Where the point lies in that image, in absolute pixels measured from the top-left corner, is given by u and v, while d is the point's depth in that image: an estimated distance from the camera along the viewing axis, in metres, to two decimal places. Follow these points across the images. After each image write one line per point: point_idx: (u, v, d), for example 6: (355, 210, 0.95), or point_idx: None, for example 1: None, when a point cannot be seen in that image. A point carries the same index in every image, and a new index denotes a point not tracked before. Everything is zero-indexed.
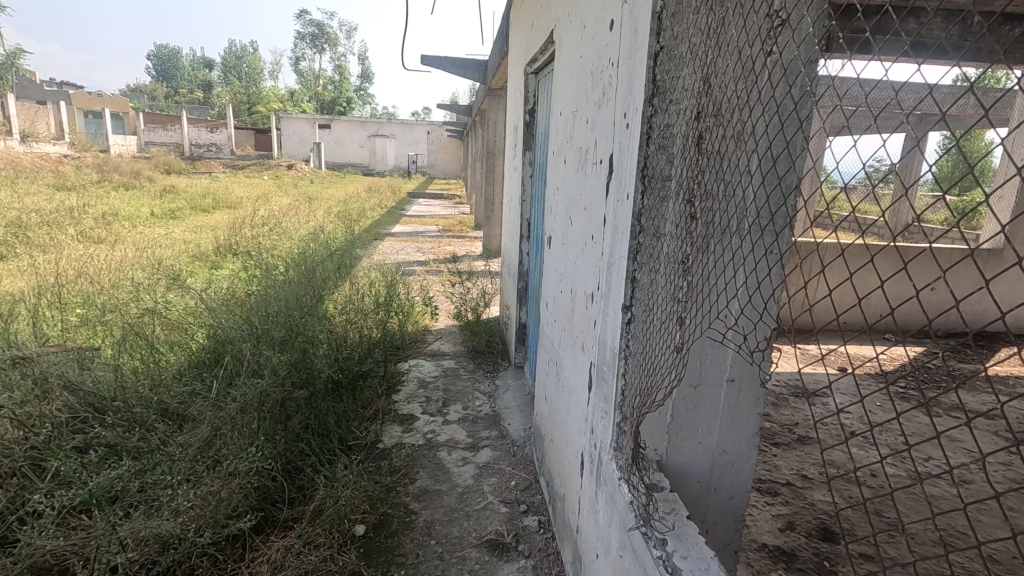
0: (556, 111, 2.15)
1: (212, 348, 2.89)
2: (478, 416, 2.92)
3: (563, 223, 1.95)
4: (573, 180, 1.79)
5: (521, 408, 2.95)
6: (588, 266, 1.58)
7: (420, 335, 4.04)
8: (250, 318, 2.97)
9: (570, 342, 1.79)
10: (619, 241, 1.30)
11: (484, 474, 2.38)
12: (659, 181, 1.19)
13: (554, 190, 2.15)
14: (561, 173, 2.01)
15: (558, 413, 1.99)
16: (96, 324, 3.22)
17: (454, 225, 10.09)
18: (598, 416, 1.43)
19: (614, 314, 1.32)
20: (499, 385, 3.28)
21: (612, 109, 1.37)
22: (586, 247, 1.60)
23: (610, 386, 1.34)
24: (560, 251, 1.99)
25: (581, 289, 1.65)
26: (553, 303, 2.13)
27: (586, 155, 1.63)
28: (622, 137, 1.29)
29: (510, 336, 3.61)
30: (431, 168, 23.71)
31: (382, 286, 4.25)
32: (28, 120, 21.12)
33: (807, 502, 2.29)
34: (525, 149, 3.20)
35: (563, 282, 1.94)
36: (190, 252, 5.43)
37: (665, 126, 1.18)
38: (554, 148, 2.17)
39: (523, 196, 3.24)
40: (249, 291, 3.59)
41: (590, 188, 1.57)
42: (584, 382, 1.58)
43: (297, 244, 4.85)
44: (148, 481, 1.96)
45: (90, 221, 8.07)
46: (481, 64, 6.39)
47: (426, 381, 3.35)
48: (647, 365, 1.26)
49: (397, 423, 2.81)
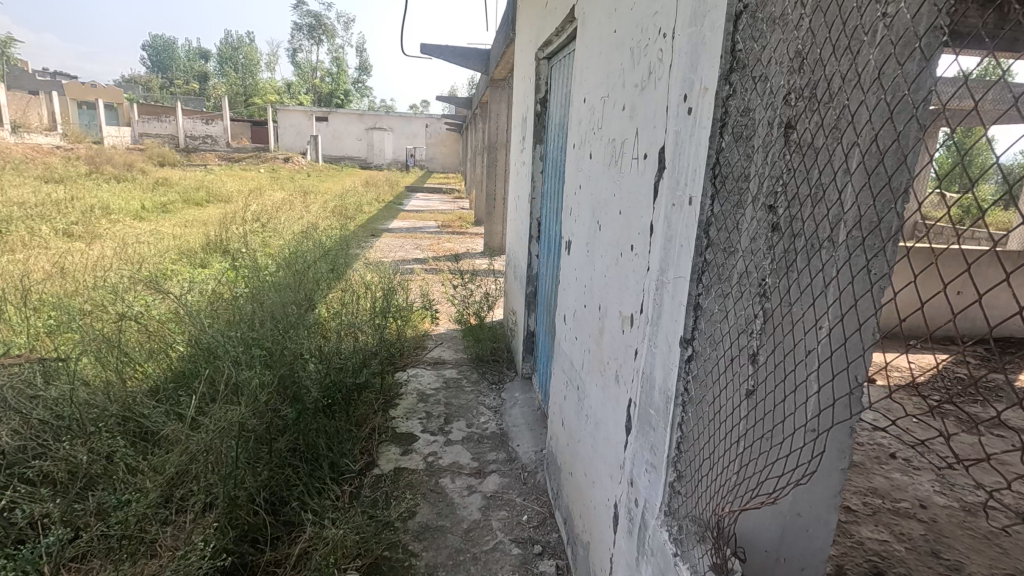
0: (577, 99, 1.89)
1: (189, 358, 2.61)
2: (484, 434, 2.67)
3: (587, 226, 1.69)
4: (602, 176, 1.54)
5: (530, 426, 2.70)
6: (625, 281, 1.32)
7: (420, 341, 3.79)
8: (235, 326, 2.72)
9: (597, 367, 1.53)
10: (675, 252, 1.03)
11: (492, 507, 2.13)
12: (733, 182, 0.93)
13: (573, 187, 1.90)
14: (585, 168, 1.75)
15: (579, 444, 1.74)
16: (66, 330, 2.95)
17: (454, 220, 9.83)
18: (640, 466, 1.17)
19: (667, 347, 1.06)
20: (506, 399, 3.03)
21: (664, 90, 1.10)
22: (622, 257, 1.34)
23: (660, 436, 1.08)
24: (582, 258, 1.74)
25: (614, 307, 1.39)
26: (573, 317, 1.87)
27: (622, 148, 1.37)
28: (680, 123, 1.02)
29: (517, 344, 3.35)
30: (429, 162, 23.39)
31: (379, 288, 3.99)
32: (18, 111, 20.67)
33: (854, 539, 2.02)
34: (537, 142, 2.94)
35: (586, 294, 1.69)
36: (177, 250, 5.16)
37: (745, 109, 0.90)
38: (573, 142, 1.92)
39: (533, 193, 2.98)
40: (235, 293, 3.33)
41: (628, 185, 1.31)
42: (620, 420, 1.32)
43: (288, 241, 4.58)
44: (111, 522, 1.72)
45: (77, 215, 7.78)
46: (482, 54, 6.14)
47: (426, 393, 3.10)
48: (710, 412, 1.00)
49: (395, 444, 2.55)
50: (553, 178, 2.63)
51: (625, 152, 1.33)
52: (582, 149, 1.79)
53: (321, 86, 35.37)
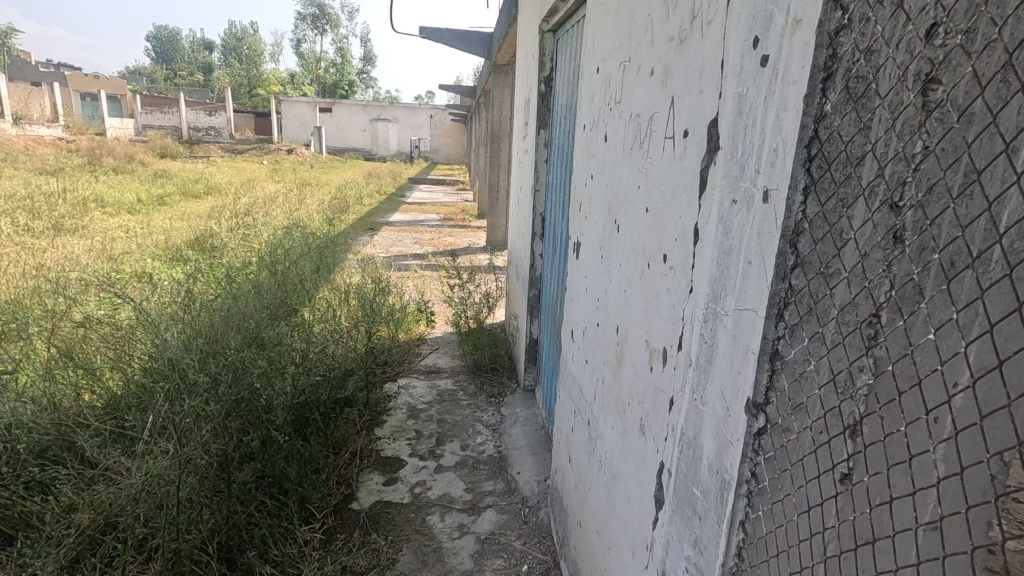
0: (587, 70, 1.57)
1: (147, 370, 2.31)
2: (479, 459, 2.36)
3: (601, 225, 1.36)
4: (621, 162, 1.21)
5: (532, 449, 2.39)
6: (655, 301, 0.99)
7: (413, 347, 3.48)
8: (203, 335, 2.44)
9: (616, 405, 1.21)
10: (735, 269, 0.70)
11: (487, 553, 1.82)
12: (838, 169, 0.56)
13: (583, 177, 1.58)
14: (598, 155, 1.43)
15: (590, 492, 1.43)
16: (21, 338, 2.67)
17: (456, 213, 9.53)
18: (677, 561, 0.85)
19: (724, 407, 0.73)
20: (506, 415, 2.71)
21: (718, 36, 0.77)
22: (651, 269, 1.01)
23: (710, 533, 0.76)
24: (594, 265, 1.42)
25: (639, 332, 1.07)
26: (581, 335, 1.55)
27: (650, 126, 1.04)
28: (747, 79, 0.69)
29: (518, 352, 3.04)
30: (433, 153, 22.99)
31: (370, 288, 3.68)
32: (20, 102, 20.44)
33: None
34: (541, 127, 2.60)
35: (598, 311, 1.38)
36: (161, 245, 4.87)
37: (867, 48, 0.53)
38: (583, 123, 1.60)
39: (536, 184, 2.65)
40: (210, 294, 3.04)
41: (659, 174, 0.98)
42: (646, 485, 1.00)
43: (275, 236, 4.27)
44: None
45: (69, 208, 7.53)
46: (485, 37, 5.77)
47: (417, 407, 2.80)
48: (779, 519, 0.64)
49: (378, 471, 2.25)
50: (558, 169, 2.30)
51: (657, 131, 1.00)
52: (594, 130, 1.47)
53: (325, 76, 35.07)
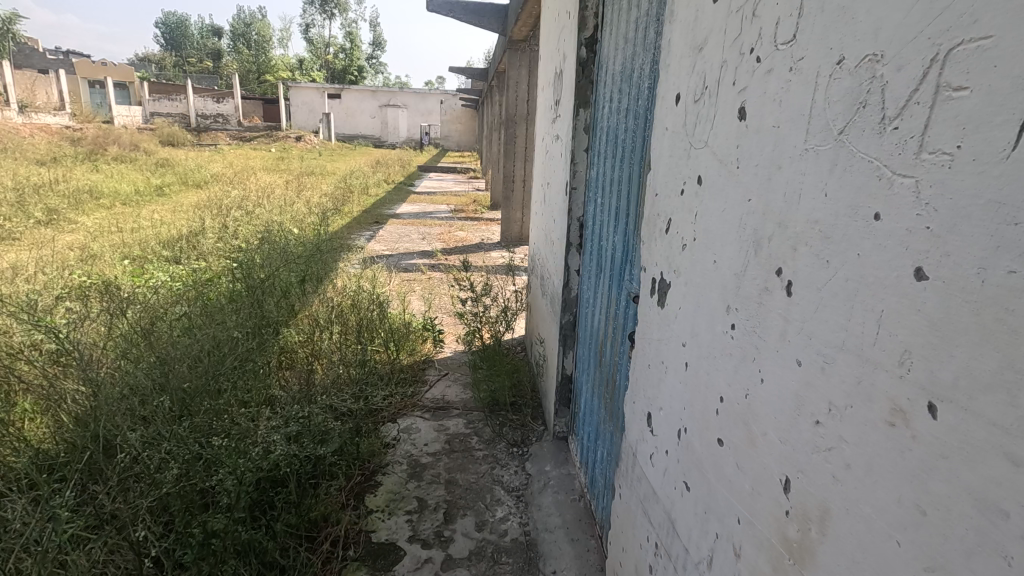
0: (685, 9, 0.97)
1: (66, 426, 1.81)
2: (500, 546, 1.80)
3: (727, 271, 0.78)
4: (797, 161, 0.62)
5: (569, 532, 1.82)
6: (980, 514, 0.40)
7: (417, 373, 2.92)
8: (151, 379, 1.94)
9: None
10: None
11: None
12: None
13: (674, 182, 0.99)
14: (713, 144, 0.83)
15: None
16: None
17: (467, 204, 8.93)
18: None
19: None
20: (532, 475, 2.14)
21: None
22: (940, 423, 0.43)
23: None
24: (707, 336, 0.84)
25: (878, 543, 0.49)
26: (675, 436, 0.97)
27: (929, 81, 0.45)
28: None
29: (546, 386, 2.46)
30: (445, 140, 22.23)
31: (367, 302, 3.13)
32: (28, 90, 20.10)
33: None
34: (580, 105, 2.00)
35: (721, 420, 0.79)
36: (139, 247, 4.33)
37: None
38: (674, 97, 1.00)
39: (571, 180, 2.06)
40: (171, 314, 2.53)
41: (994, 201, 0.39)
42: None
43: (261, 237, 3.71)
44: None
45: (57, 201, 7.06)
46: (501, 10, 5.11)
47: (419, 459, 2.25)
48: None
49: (367, 566, 1.69)
50: (610, 160, 1.71)
51: (983, 85, 0.40)
52: (703, 104, 0.88)
53: (334, 62, 34.58)
